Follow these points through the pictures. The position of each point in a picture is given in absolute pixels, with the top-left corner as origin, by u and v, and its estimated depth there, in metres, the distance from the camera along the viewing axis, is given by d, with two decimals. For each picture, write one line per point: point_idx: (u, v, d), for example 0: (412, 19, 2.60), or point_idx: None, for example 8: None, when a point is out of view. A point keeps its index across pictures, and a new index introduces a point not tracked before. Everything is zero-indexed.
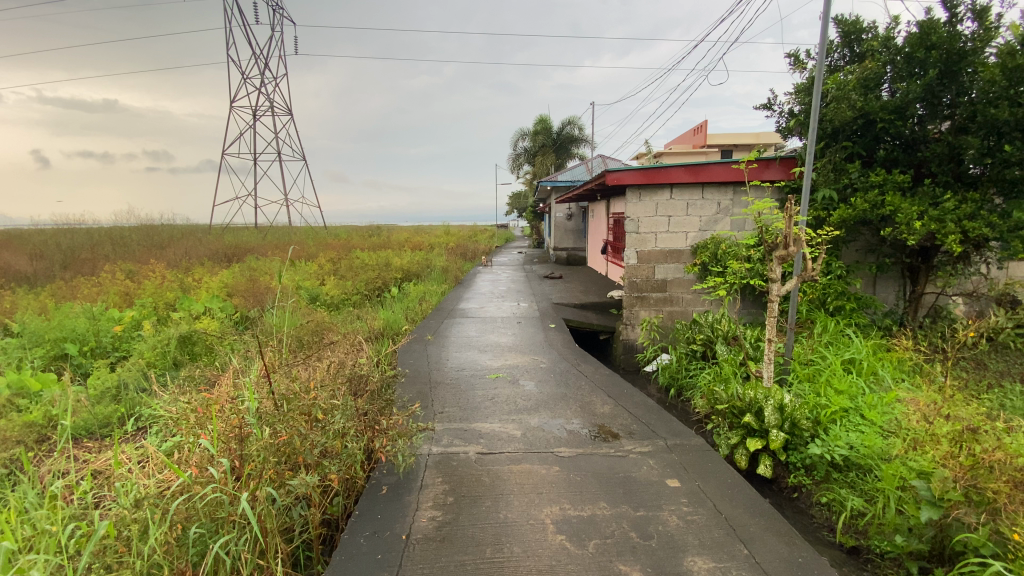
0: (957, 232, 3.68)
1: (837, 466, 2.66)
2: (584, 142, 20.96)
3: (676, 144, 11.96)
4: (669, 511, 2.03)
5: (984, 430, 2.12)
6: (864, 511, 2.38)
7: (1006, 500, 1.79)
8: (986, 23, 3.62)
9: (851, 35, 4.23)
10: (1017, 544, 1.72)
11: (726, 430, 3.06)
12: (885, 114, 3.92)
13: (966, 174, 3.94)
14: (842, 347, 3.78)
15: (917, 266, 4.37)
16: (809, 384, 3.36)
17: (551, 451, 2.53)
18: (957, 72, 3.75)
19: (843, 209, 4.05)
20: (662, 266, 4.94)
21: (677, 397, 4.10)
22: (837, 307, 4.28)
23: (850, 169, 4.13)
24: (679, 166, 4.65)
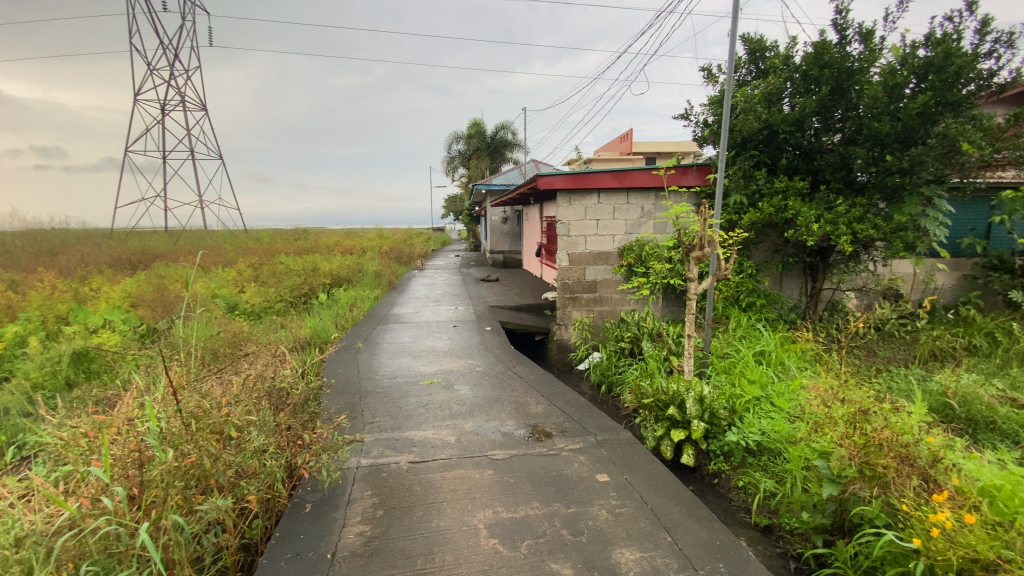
0: (848, 234, 4.10)
1: (752, 451, 2.85)
2: (517, 146, 21.19)
3: (605, 151, 12.40)
4: (598, 505, 2.08)
5: (873, 411, 2.37)
6: (775, 492, 2.57)
7: (894, 474, 1.99)
8: (870, 45, 4.05)
9: (756, 52, 4.58)
10: (905, 514, 1.92)
11: (652, 423, 3.21)
12: (787, 125, 4.27)
13: (855, 182, 4.40)
14: (753, 340, 4.08)
15: (816, 264, 4.82)
16: (725, 376, 3.60)
17: (485, 454, 2.52)
18: (846, 89, 4.17)
19: (752, 213, 4.38)
20: (592, 267, 5.08)
21: (608, 394, 4.24)
22: (749, 303, 4.61)
23: (757, 176, 4.48)
24: (606, 171, 4.82)
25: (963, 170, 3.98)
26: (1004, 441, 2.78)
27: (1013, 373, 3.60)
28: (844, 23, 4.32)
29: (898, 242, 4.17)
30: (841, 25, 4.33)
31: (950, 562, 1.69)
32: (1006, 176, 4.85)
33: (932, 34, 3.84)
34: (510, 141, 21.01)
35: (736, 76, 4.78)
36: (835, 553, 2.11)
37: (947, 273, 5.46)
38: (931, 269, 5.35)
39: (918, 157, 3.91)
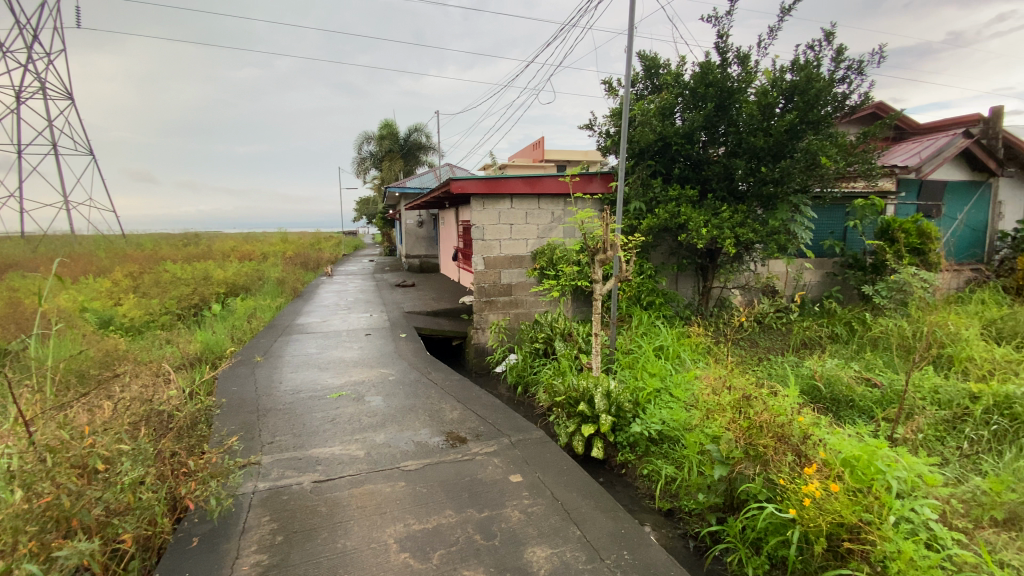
0: (732, 237, 4.54)
1: (654, 440, 3.05)
2: (432, 150, 20.96)
3: (519, 158, 12.66)
4: (512, 506, 2.11)
5: (754, 396, 2.63)
6: (675, 476, 2.77)
7: (772, 452, 2.22)
8: (746, 68, 4.52)
9: (651, 69, 4.91)
10: (783, 488, 2.15)
11: (564, 420, 3.33)
12: (678, 138, 4.64)
13: (737, 190, 4.88)
14: (653, 336, 4.37)
15: (706, 265, 5.28)
16: (629, 370, 3.82)
17: (396, 466, 2.46)
18: (727, 106, 4.60)
19: (650, 218, 4.70)
20: (506, 271, 5.15)
21: (524, 394, 4.32)
22: (650, 301, 4.93)
23: (654, 185, 4.83)
24: (517, 177, 4.92)
25: (822, 181, 4.57)
26: (860, 416, 3.22)
27: (864, 357, 4.19)
28: (725, 47, 4.79)
29: (773, 244, 4.69)
30: (723, 48, 4.79)
31: (819, 527, 1.93)
32: (857, 187, 5.63)
33: (796, 60, 4.37)
34: (424, 144, 20.73)
35: (634, 90, 5.11)
36: (726, 529, 2.32)
37: (814, 271, 6.23)
38: (801, 268, 6.07)
39: (786, 169, 4.44)
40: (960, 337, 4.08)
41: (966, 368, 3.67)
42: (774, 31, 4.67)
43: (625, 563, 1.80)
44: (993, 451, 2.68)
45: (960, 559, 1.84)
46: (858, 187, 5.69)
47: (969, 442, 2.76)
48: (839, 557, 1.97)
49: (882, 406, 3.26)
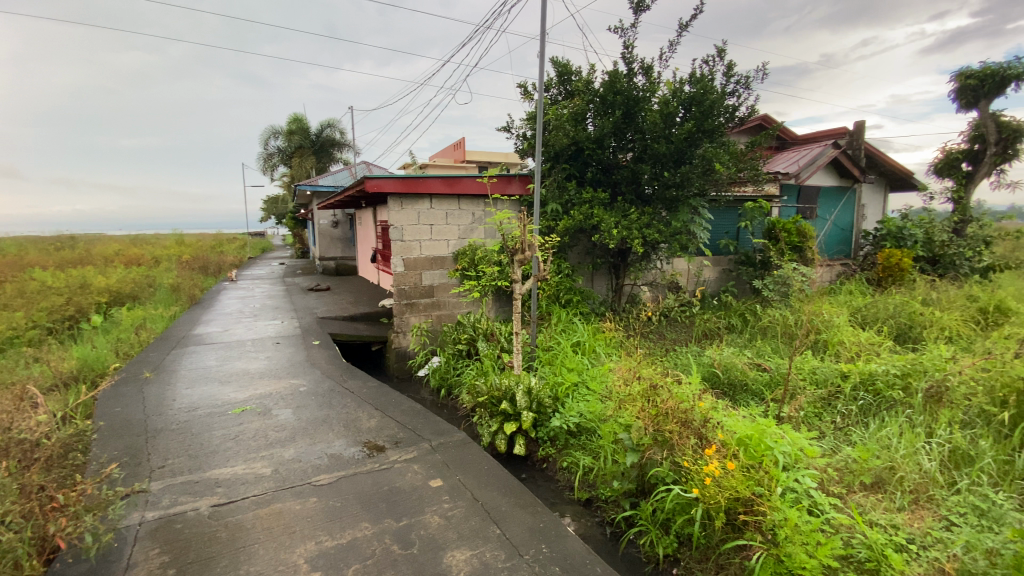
0: (640, 238, 4.82)
1: (573, 432, 3.16)
2: (346, 146, 20.10)
3: (439, 157, 12.51)
4: (431, 512, 2.09)
5: (661, 385, 2.82)
6: (592, 466, 2.89)
7: (677, 437, 2.39)
8: (650, 78, 4.81)
9: (564, 75, 5.09)
10: (687, 470, 2.31)
11: (487, 420, 3.35)
12: (590, 142, 4.85)
13: (644, 193, 5.19)
14: (571, 333, 4.53)
15: (618, 263, 5.57)
16: (549, 367, 3.92)
17: (308, 481, 2.34)
18: (634, 114, 4.86)
19: (566, 219, 4.85)
20: (427, 272, 5.06)
21: (447, 397, 4.29)
22: (567, 299, 5.08)
23: (569, 187, 5.01)
24: (436, 176, 4.87)
25: (717, 185, 5.01)
26: (753, 398, 3.56)
27: (756, 344, 4.63)
28: (631, 58, 5.07)
29: (675, 244, 5.06)
30: (629, 58, 5.07)
31: (718, 503, 2.10)
32: (747, 192, 6.22)
33: (694, 74, 4.73)
34: (338, 141, 19.83)
35: (548, 95, 5.26)
36: (639, 512, 2.45)
37: (713, 268, 6.78)
38: (701, 265, 6.59)
39: (686, 175, 4.82)
40: (832, 324, 4.64)
41: (837, 350, 4.19)
42: (673, 46, 5.02)
43: (544, 557, 1.85)
44: (860, 422, 3.07)
45: (836, 521, 2.09)
46: (748, 192, 6.29)
47: (840, 416, 3.14)
48: (737, 529, 2.15)
49: (771, 387, 3.62)
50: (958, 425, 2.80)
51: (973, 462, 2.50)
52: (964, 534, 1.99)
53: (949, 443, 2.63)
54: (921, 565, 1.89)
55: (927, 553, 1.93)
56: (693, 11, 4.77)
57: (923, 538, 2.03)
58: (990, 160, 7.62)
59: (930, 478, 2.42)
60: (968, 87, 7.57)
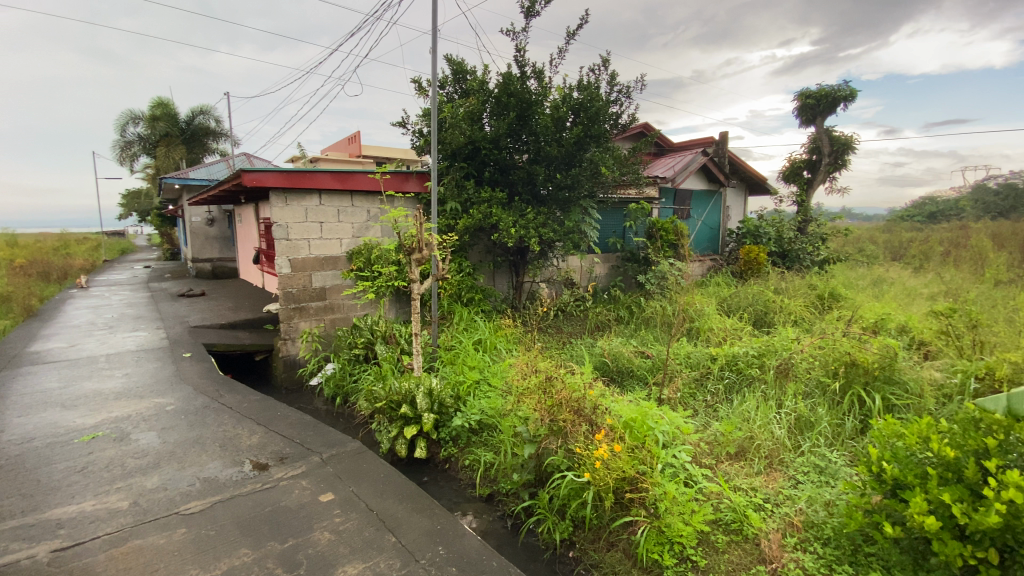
0: (536, 237, 4.97)
1: (475, 430, 3.17)
2: (223, 136, 18.23)
3: (330, 151, 11.84)
4: (320, 529, 1.98)
5: (555, 376, 2.93)
6: (493, 462, 2.91)
7: (570, 425, 2.50)
8: (542, 82, 4.97)
9: (458, 73, 5.09)
10: (578, 456, 2.43)
11: (386, 425, 3.24)
12: (486, 142, 4.90)
13: (539, 194, 5.35)
14: (473, 331, 4.52)
15: (517, 261, 5.69)
16: (450, 366, 3.88)
17: (176, 511, 2.09)
18: (528, 117, 4.99)
19: (465, 218, 4.84)
20: (318, 273, 4.77)
21: (343, 405, 4.08)
22: (469, 298, 5.06)
23: (467, 186, 5.00)
24: (325, 171, 4.59)
25: (604, 187, 5.34)
26: (639, 382, 3.85)
27: (640, 334, 5.02)
28: (523, 61, 5.20)
29: (569, 242, 5.30)
30: (522, 62, 5.20)
31: (607, 484, 2.23)
32: (631, 194, 6.70)
33: (582, 81, 4.98)
34: (213, 129, 17.91)
35: (443, 92, 5.23)
36: (537, 502, 2.51)
37: (604, 264, 7.20)
38: (593, 262, 6.96)
39: (576, 177, 5.07)
40: (703, 313, 5.18)
41: (708, 336, 4.69)
42: (562, 53, 5.25)
43: (440, 559, 1.85)
44: (727, 400, 3.45)
45: (708, 490, 2.34)
46: (632, 194, 6.78)
47: (711, 395, 3.51)
48: (624, 506, 2.30)
49: (653, 372, 3.93)
50: (801, 396, 3.27)
51: (812, 427, 2.93)
52: (807, 490, 2.33)
53: (795, 412, 3.05)
54: (774, 521, 2.17)
55: (780, 510, 2.23)
56: (579, 22, 5.02)
57: (776, 496, 2.34)
58: (824, 169, 8.99)
59: (781, 443, 2.79)
60: (807, 106, 8.86)
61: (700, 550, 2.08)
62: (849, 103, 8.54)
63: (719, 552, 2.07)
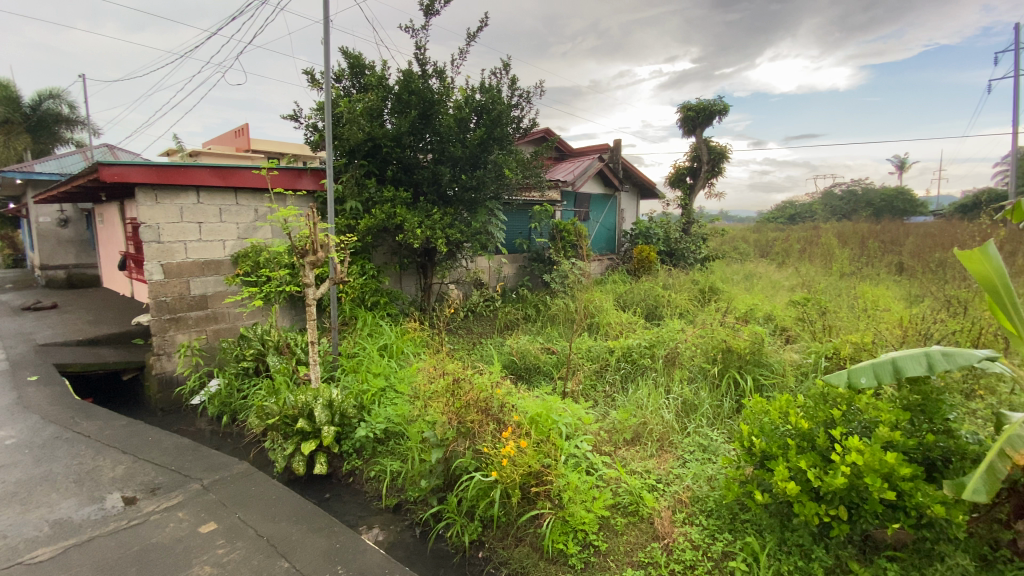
0: (442, 238, 4.90)
1: (380, 440, 3.04)
2: (78, 124, 15.82)
3: (214, 145, 10.76)
4: (199, 563, 1.78)
5: (462, 377, 2.90)
6: (399, 471, 2.80)
7: (477, 425, 2.50)
8: (444, 81, 4.91)
9: (356, 68, 4.86)
10: (486, 456, 2.43)
11: (280, 442, 3.00)
12: (387, 140, 4.73)
13: (445, 195, 5.27)
14: (378, 337, 4.29)
15: (424, 263, 5.57)
16: (353, 375, 3.66)
17: (16, 562, 1.77)
18: (431, 116, 4.90)
19: (366, 219, 4.62)
20: (197, 279, 4.29)
21: (231, 424, 3.70)
22: (374, 302, 4.78)
23: (368, 185, 4.79)
24: (203, 166, 4.13)
25: (508, 189, 5.40)
26: (545, 378, 3.94)
27: (546, 331, 5.16)
28: (423, 59, 5.10)
29: (476, 243, 5.31)
30: (422, 60, 5.09)
31: (514, 480, 2.25)
32: (535, 196, 6.87)
33: (484, 83, 5.00)
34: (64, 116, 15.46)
35: (339, 86, 4.96)
36: (445, 507, 2.46)
37: (511, 264, 7.27)
38: (501, 263, 6.97)
39: (481, 178, 5.07)
40: (602, 308, 5.45)
41: (606, 329, 4.95)
42: (463, 53, 5.22)
43: None
44: (623, 388, 3.67)
45: (608, 475, 2.46)
46: (536, 196, 6.95)
47: (609, 385, 3.69)
48: (530, 501, 2.33)
49: (558, 367, 4.04)
50: (686, 380, 3.56)
51: (696, 409, 3.20)
52: (692, 468, 2.55)
53: (681, 396, 3.31)
54: (666, 499, 2.34)
55: (670, 488, 2.41)
56: (480, 24, 5.04)
57: (666, 476, 2.52)
58: (703, 176, 9.91)
59: (670, 426, 3.02)
60: (689, 118, 9.71)
61: (601, 535, 2.17)
62: (723, 117, 9.50)
63: (618, 534, 2.18)
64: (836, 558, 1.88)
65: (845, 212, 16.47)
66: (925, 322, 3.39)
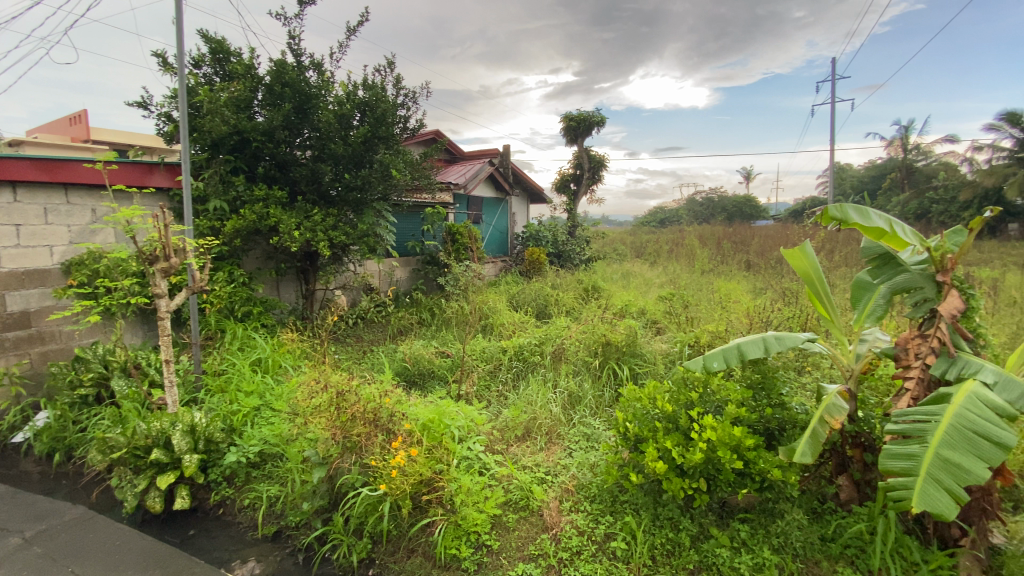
0: (325, 240, 4.60)
1: (255, 463, 2.76)
2: None
3: (38, 132, 9.04)
4: None
5: (347, 387, 2.74)
6: (278, 495, 2.56)
7: (363, 439, 2.38)
8: (322, 75, 4.62)
9: (218, 53, 4.38)
10: (373, 469, 2.32)
11: (130, 478, 2.59)
12: (257, 134, 4.33)
13: (326, 194, 4.96)
14: (250, 349, 3.90)
15: (305, 267, 5.20)
16: (221, 394, 3.28)
17: None
18: (307, 110, 4.59)
19: (234, 219, 4.17)
20: (15, 293, 3.56)
21: (66, 462, 3.12)
22: (245, 312, 4.33)
23: (236, 183, 4.35)
24: (20, 157, 3.45)
25: (397, 190, 5.22)
26: (439, 382, 3.87)
27: (440, 334, 5.09)
28: (298, 49, 4.76)
29: (364, 245, 5.03)
30: (296, 51, 4.75)
31: (404, 491, 2.17)
32: (424, 198, 6.75)
33: (366, 80, 4.81)
34: None
35: (198, 73, 4.44)
36: (331, 529, 2.30)
37: (403, 268, 7.04)
38: (391, 266, 6.73)
39: (366, 178, 4.84)
40: (495, 309, 5.52)
41: (500, 330, 5.02)
42: (343, 47, 4.97)
43: None
44: (515, 386, 3.74)
45: (499, 473, 2.50)
46: (425, 198, 6.83)
47: (502, 385, 3.74)
48: (422, 509, 2.27)
49: (452, 370, 4.00)
50: (572, 374, 3.73)
51: (581, 401, 3.37)
52: (577, 457, 2.69)
53: (567, 390, 3.47)
54: (554, 490, 2.43)
55: (558, 479, 2.51)
56: (360, 19, 4.83)
57: (554, 467, 2.62)
58: (585, 182, 10.53)
59: (557, 419, 3.14)
60: (570, 127, 10.25)
61: (494, 534, 2.19)
62: (601, 128, 10.17)
63: (510, 531, 2.21)
64: (700, 526, 2.09)
65: (706, 216, 18.55)
66: (766, 311, 3.93)
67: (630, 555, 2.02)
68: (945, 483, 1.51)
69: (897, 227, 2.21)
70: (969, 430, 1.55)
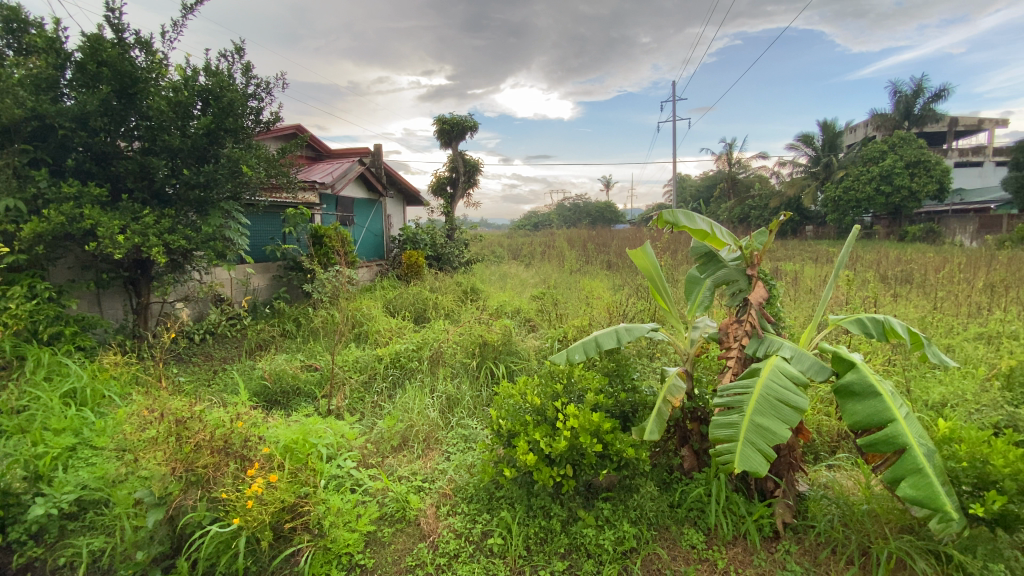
0: (160, 245, 3.99)
1: (70, 514, 2.30)
2: None
3: None
4: None
5: (190, 413, 2.40)
6: (104, 548, 2.16)
7: (212, 470, 2.10)
8: (152, 56, 4.02)
9: (11, 22, 3.57)
10: (225, 503, 2.07)
11: None
12: (64, 121, 3.61)
13: (160, 193, 4.33)
14: (62, 379, 3.26)
15: (136, 278, 4.47)
16: (19, 436, 2.66)
17: None
18: (132, 96, 3.95)
19: (34, 221, 3.40)
20: None
21: None
22: (53, 334, 3.59)
23: (36, 177, 3.57)
24: None
25: (250, 189, 4.74)
26: (306, 399, 3.58)
27: (308, 347, 4.74)
28: (119, 24, 4.08)
29: (211, 250, 4.47)
30: (117, 26, 4.07)
31: (262, 522, 1.95)
32: (285, 199, 6.21)
33: (209, 66, 4.29)
34: None
35: None
36: None
37: (262, 276, 6.44)
38: (246, 274, 6.08)
39: (211, 174, 4.30)
40: (370, 316, 5.28)
41: (375, 337, 4.82)
42: (177, 27, 4.37)
43: None
44: (392, 395, 3.62)
45: (372, 487, 2.41)
46: (285, 198, 6.30)
47: (378, 395, 3.59)
48: (286, 539, 2.09)
49: (321, 385, 3.73)
50: (449, 377, 3.72)
51: (458, 403, 3.39)
52: (453, 460, 2.69)
53: (445, 394, 3.45)
54: (431, 497, 2.40)
55: (435, 485, 2.48)
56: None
57: (431, 474, 2.59)
58: (461, 185, 10.58)
59: (435, 424, 3.11)
60: (444, 129, 10.21)
61: (368, 552, 2.09)
62: (473, 132, 10.31)
63: (385, 545, 2.14)
64: (569, 510, 2.23)
65: (573, 220, 19.84)
66: (623, 306, 4.30)
67: (506, 550, 2.07)
68: (758, 445, 1.80)
69: (717, 230, 2.56)
70: (774, 398, 1.86)
